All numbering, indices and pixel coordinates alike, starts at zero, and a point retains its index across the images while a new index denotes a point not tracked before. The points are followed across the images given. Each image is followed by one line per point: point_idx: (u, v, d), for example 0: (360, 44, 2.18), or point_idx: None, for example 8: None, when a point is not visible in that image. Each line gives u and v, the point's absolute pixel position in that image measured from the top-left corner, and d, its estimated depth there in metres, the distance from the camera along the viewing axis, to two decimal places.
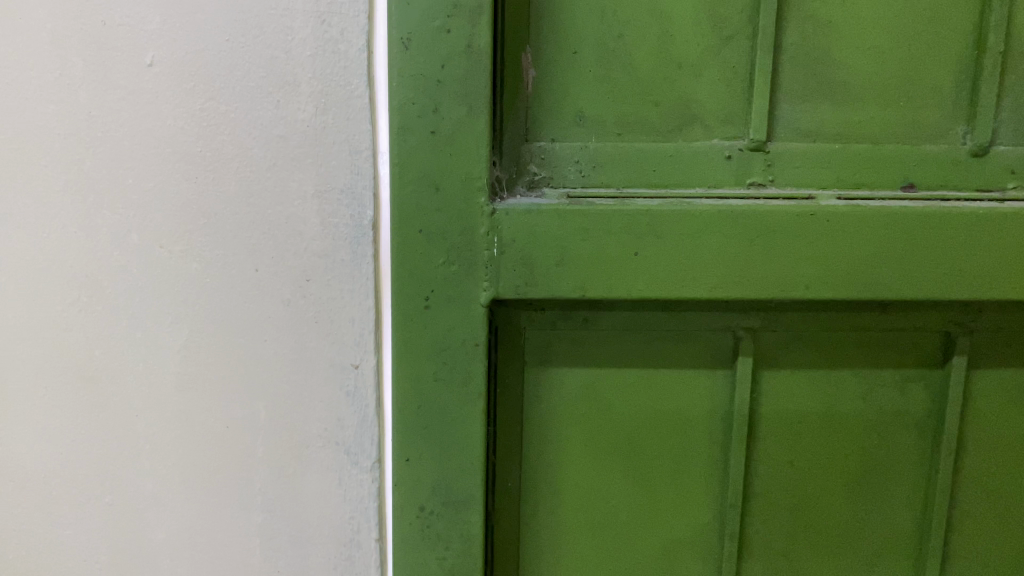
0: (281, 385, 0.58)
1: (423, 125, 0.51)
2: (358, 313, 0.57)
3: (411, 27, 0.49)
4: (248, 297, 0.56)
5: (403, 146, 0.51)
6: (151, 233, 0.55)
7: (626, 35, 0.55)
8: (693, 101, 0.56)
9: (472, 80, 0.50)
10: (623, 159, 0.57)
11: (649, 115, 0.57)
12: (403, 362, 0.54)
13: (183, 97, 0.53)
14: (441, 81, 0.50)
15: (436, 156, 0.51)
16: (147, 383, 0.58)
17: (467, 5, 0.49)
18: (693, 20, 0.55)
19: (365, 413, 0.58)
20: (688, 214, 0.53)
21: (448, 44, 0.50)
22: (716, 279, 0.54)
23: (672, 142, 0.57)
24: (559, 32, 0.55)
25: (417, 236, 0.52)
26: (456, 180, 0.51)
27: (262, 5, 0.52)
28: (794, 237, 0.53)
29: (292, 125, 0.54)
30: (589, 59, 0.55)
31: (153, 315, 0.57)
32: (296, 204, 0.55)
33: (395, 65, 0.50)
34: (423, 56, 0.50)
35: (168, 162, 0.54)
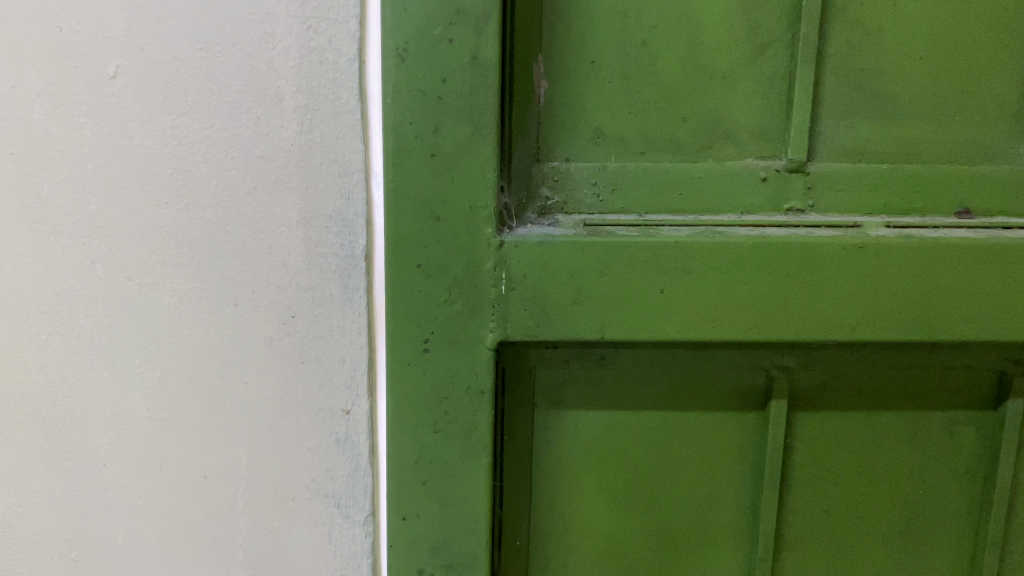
0: (264, 430, 0.52)
1: (421, 147, 0.45)
2: (349, 353, 0.51)
3: (408, 36, 0.43)
4: (227, 334, 0.50)
5: (399, 171, 0.45)
6: (119, 264, 0.49)
7: (650, 42, 0.49)
8: (725, 116, 0.50)
9: (476, 96, 0.44)
10: (646, 182, 0.51)
11: (676, 132, 0.50)
12: (400, 412, 0.48)
13: (152, 112, 0.47)
14: (441, 98, 0.44)
15: (435, 183, 0.45)
16: (117, 429, 0.52)
17: (471, 10, 0.43)
18: (728, 27, 0.49)
19: (357, 462, 0.52)
20: (721, 246, 0.47)
21: (449, 54, 0.44)
22: (751, 319, 0.48)
23: (701, 163, 0.51)
24: (576, 40, 0.49)
25: (415, 272, 0.46)
26: (459, 210, 0.45)
27: (239, 8, 0.46)
28: (840, 271, 0.48)
29: (274, 145, 0.48)
30: (610, 70, 0.49)
31: (122, 354, 0.51)
32: (279, 233, 0.49)
33: (390, 81, 0.44)
34: (422, 70, 0.44)
35: (135, 186, 0.48)
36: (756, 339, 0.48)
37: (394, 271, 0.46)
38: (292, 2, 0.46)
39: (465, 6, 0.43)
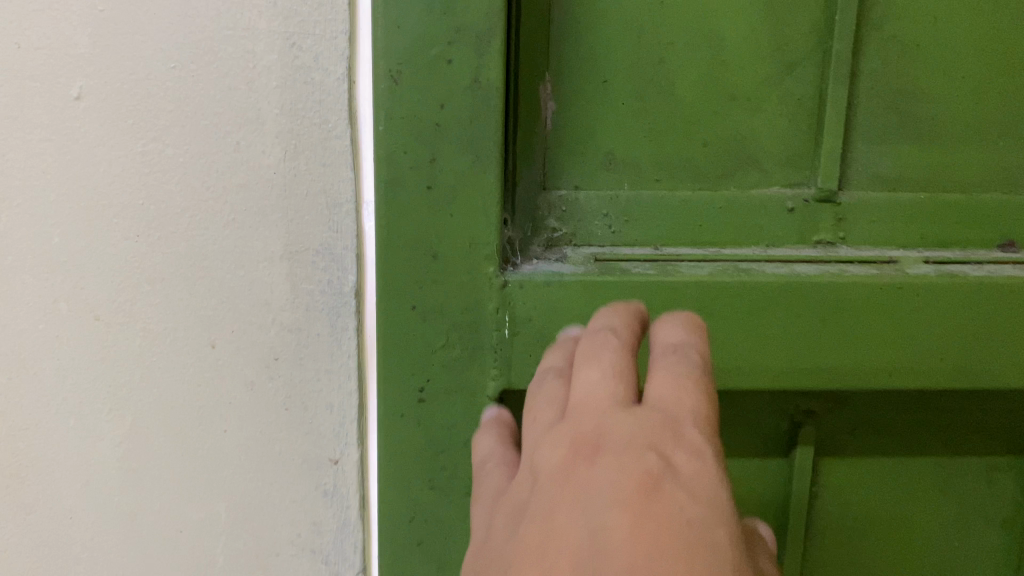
0: (245, 483, 0.48)
1: (417, 178, 0.40)
2: (338, 398, 0.47)
3: (402, 55, 0.39)
4: (205, 378, 0.46)
5: (393, 204, 0.40)
6: (85, 302, 0.45)
7: (668, 60, 0.45)
8: (749, 141, 0.46)
9: (478, 122, 0.40)
10: (663, 212, 0.46)
11: (695, 158, 0.46)
12: (392, 468, 0.43)
13: (120, 137, 0.43)
14: (439, 124, 0.40)
15: (432, 217, 0.41)
16: (84, 481, 0.47)
17: (473, 27, 0.39)
18: (753, 44, 0.45)
19: (346, 516, 0.48)
20: (747, 286, 0.42)
21: (448, 77, 0.39)
22: (779, 366, 0.44)
23: (723, 191, 0.46)
24: (587, 59, 0.44)
25: (411, 315, 0.42)
26: (458, 247, 0.41)
27: (217, 23, 0.42)
28: (877, 314, 0.43)
29: (255, 173, 0.44)
30: (624, 91, 0.45)
31: (89, 400, 0.46)
32: (261, 268, 0.45)
33: (382, 104, 0.39)
34: (418, 93, 0.39)
35: (102, 218, 0.44)
36: (780, 387, 0.44)
37: (387, 313, 0.42)
38: (275, 17, 0.42)
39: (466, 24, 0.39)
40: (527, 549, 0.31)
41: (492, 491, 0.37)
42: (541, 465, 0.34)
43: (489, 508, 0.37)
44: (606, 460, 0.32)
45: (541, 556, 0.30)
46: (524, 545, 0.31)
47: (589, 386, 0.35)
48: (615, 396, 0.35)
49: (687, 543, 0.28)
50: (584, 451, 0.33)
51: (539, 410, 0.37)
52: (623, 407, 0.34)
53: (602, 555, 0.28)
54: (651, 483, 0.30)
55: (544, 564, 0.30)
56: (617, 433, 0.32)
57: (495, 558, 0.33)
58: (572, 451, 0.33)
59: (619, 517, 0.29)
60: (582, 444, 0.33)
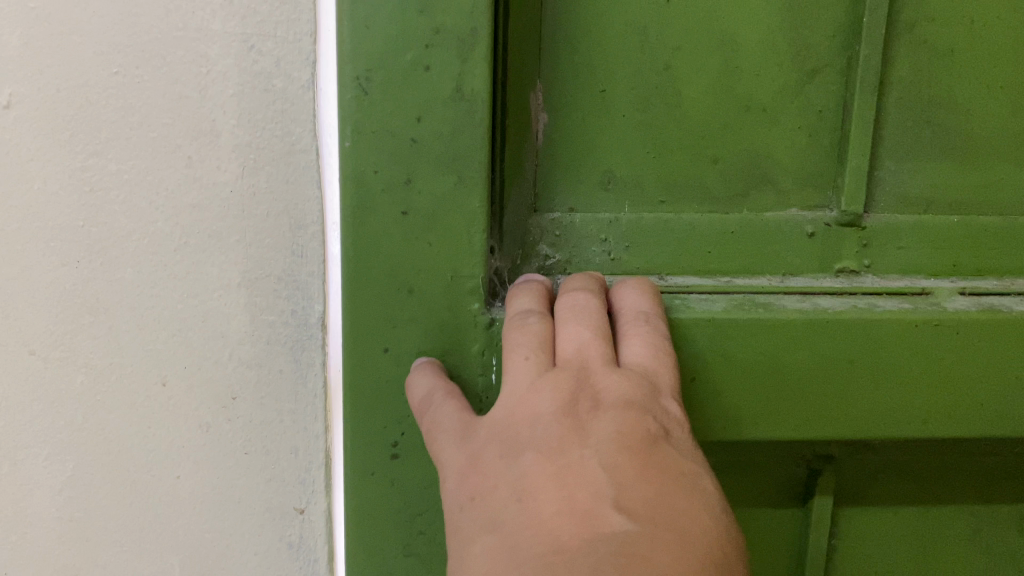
0: (201, 535, 0.43)
1: (391, 202, 0.35)
2: (303, 442, 0.42)
3: (372, 61, 0.34)
4: (155, 419, 0.41)
5: (363, 231, 0.35)
6: (19, 335, 0.40)
7: (674, 67, 0.40)
8: (766, 159, 0.41)
9: (460, 136, 0.35)
10: (669, 237, 0.41)
11: (705, 178, 0.41)
12: (366, 526, 0.39)
13: (56, 150, 0.38)
14: (415, 140, 0.35)
15: (407, 246, 0.36)
16: (20, 535, 0.42)
17: (454, 30, 0.34)
18: (772, 49, 0.40)
19: (313, 569, 0.44)
20: (766, 325, 0.38)
21: (426, 86, 0.35)
22: (800, 414, 0.39)
23: (734, 213, 0.42)
24: (586, 65, 0.39)
25: (383, 358, 0.37)
26: (437, 279, 0.36)
27: (165, 22, 0.37)
28: (910, 354, 0.39)
29: (209, 192, 0.39)
30: (626, 102, 0.40)
31: (24, 445, 0.41)
32: (216, 298, 0.40)
33: (352, 118, 0.34)
34: (391, 105, 0.35)
35: (37, 241, 0.39)
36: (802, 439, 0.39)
37: (357, 356, 0.37)
38: (230, 17, 0.37)
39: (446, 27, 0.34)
40: (539, 478, 0.29)
41: (458, 425, 0.33)
42: (529, 398, 0.32)
43: (461, 447, 0.33)
44: (605, 405, 0.32)
45: (556, 489, 0.29)
46: (531, 477, 0.30)
47: (574, 345, 0.34)
48: (600, 359, 0.34)
49: (693, 492, 0.29)
50: (583, 396, 0.32)
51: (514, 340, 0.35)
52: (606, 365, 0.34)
53: (621, 494, 0.28)
54: (652, 435, 0.31)
55: (564, 494, 0.29)
56: (609, 386, 0.32)
57: (488, 488, 0.30)
58: (570, 394, 0.32)
59: (630, 458, 0.30)
60: (579, 394, 0.32)
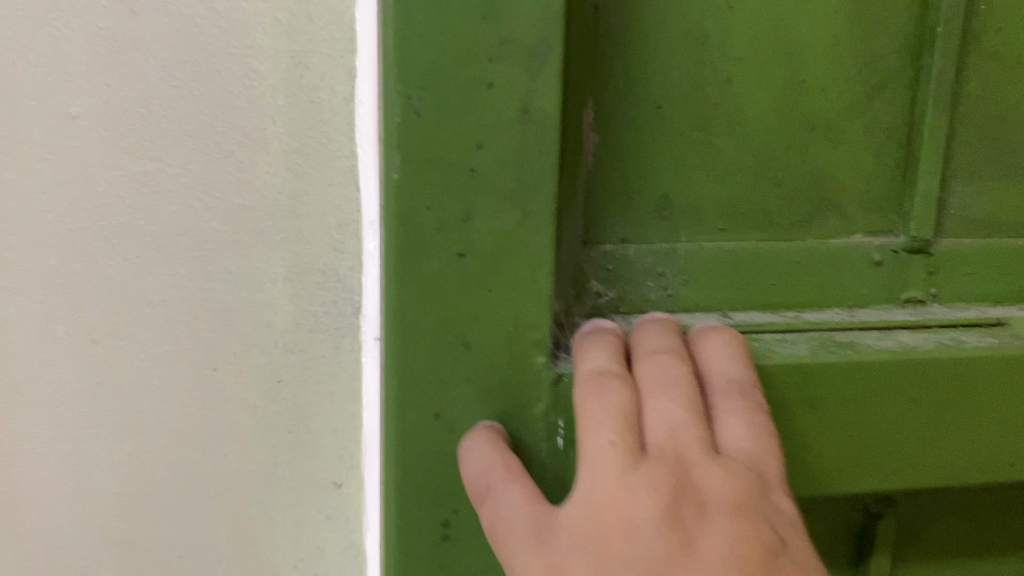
0: (246, 509, 0.47)
1: (447, 243, 0.39)
2: (342, 422, 0.46)
3: (425, 81, 0.37)
4: (206, 402, 0.45)
5: (417, 271, 0.39)
6: (82, 325, 0.44)
7: (736, 80, 0.45)
8: (830, 176, 0.47)
9: (522, 162, 0.38)
10: (724, 271, 0.47)
11: (768, 200, 0.47)
12: (416, 521, 0.41)
13: (119, 156, 0.42)
14: (474, 169, 0.38)
15: (460, 286, 0.39)
16: (81, 507, 0.46)
17: (519, 40, 0.37)
18: (832, 65, 0.46)
19: (351, 538, 0.48)
20: (857, 366, 0.43)
21: (483, 105, 0.37)
22: (881, 454, 0.44)
23: (805, 239, 0.48)
24: (639, 83, 0.43)
25: (433, 423, 0.40)
26: (487, 326, 0.40)
27: (219, 41, 0.41)
28: (990, 389, 0.45)
29: (257, 193, 0.43)
30: (680, 119, 0.44)
31: (85, 426, 0.45)
32: (264, 290, 0.44)
33: (408, 136, 0.37)
34: (449, 133, 0.37)
35: (100, 239, 0.43)
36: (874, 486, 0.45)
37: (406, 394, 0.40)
38: (280, 35, 0.41)
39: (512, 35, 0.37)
40: None
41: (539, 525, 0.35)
42: (625, 501, 0.33)
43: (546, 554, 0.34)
44: (711, 512, 0.34)
45: None
46: None
47: (663, 436, 0.36)
48: (696, 452, 0.36)
49: None
50: (685, 503, 0.34)
51: (597, 424, 0.36)
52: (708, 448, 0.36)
53: None
54: (762, 548, 0.33)
55: None
56: (709, 487, 0.34)
57: None
58: (672, 501, 0.33)
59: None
60: (681, 501, 0.34)
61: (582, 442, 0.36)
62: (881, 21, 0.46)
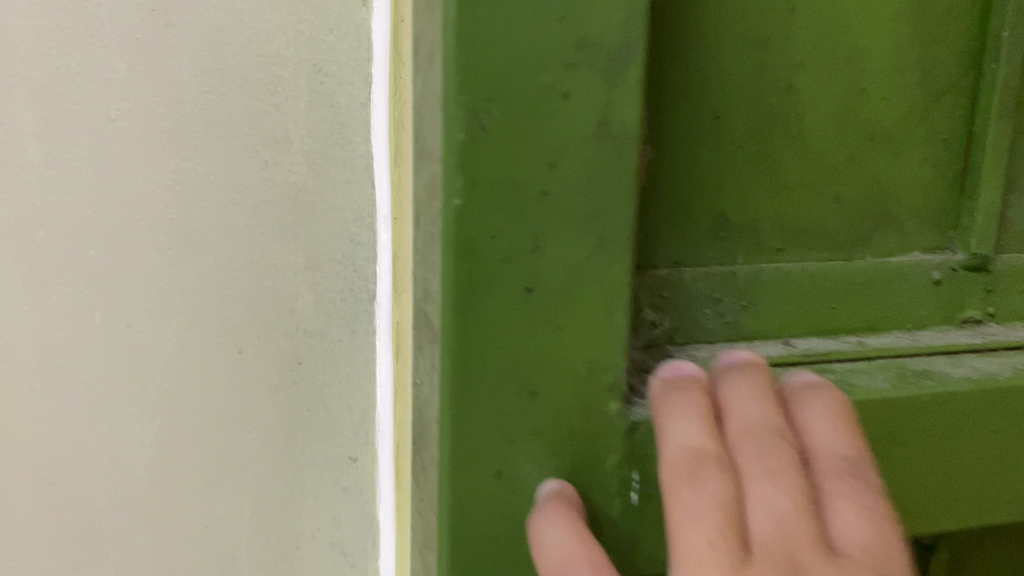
0: (269, 483, 0.50)
1: (516, 278, 0.41)
2: (357, 400, 0.50)
3: (496, 90, 0.38)
4: (233, 383, 0.49)
5: (478, 307, 0.40)
6: (117, 312, 0.47)
7: (796, 88, 0.49)
8: (889, 189, 0.53)
9: (596, 182, 0.41)
10: (779, 292, 0.51)
11: (824, 212, 0.52)
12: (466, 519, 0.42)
13: (153, 155, 0.45)
14: (548, 192, 0.40)
15: (530, 323, 0.41)
16: (115, 481, 0.50)
17: (595, 46, 0.39)
18: (891, 78, 0.51)
19: (366, 510, 0.52)
20: (947, 397, 0.49)
21: (550, 128, 0.39)
22: (952, 466, 0.50)
23: (863, 258, 0.53)
24: (707, 97, 0.47)
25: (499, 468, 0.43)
26: (547, 368, 0.42)
27: (246, 50, 0.45)
28: None
29: (281, 190, 0.47)
30: (737, 131, 0.49)
31: (120, 405, 0.49)
32: (287, 279, 0.48)
33: (473, 154, 0.39)
34: (526, 155, 0.39)
35: (135, 232, 0.46)
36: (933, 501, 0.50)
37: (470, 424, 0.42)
38: (303, 45, 0.45)
39: (590, 45, 0.39)
40: None
41: None
42: None
43: None
44: None
45: None
46: None
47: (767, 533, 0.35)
48: (810, 552, 0.34)
49: None
50: None
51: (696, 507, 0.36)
52: (823, 540, 0.35)
53: None
54: None
55: None
56: None
57: None
58: None
59: None
60: None
61: (675, 523, 0.36)
62: (939, 41, 0.52)
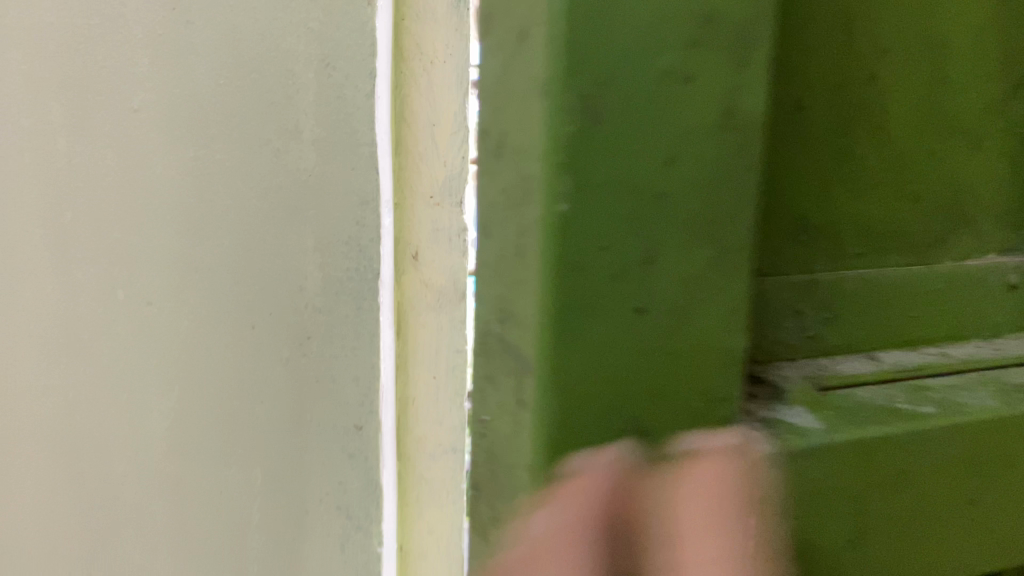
0: (279, 451, 0.54)
1: (624, 297, 0.27)
2: (363, 372, 0.53)
3: (605, 75, 0.25)
4: (246, 357, 0.52)
5: (590, 335, 0.26)
6: (140, 288, 0.52)
7: (880, 77, 0.35)
8: (970, 188, 0.39)
9: (716, 183, 0.27)
10: (866, 307, 0.37)
11: (913, 220, 0.38)
12: None
13: (173, 143, 0.49)
14: (664, 194, 0.27)
15: (619, 377, 0.27)
16: (137, 443, 0.55)
17: (729, 19, 0.26)
18: (976, 40, 0.38)
19: (370, 476, 0.54)
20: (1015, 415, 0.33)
21: (682, 109, 0.26)
22: None
23: (941, 261, 0.39)
24: (853, 53, 0.34)
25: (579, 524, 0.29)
26: (668, 408, 0.28)
27: (259, 45, 0.48)
28: None
29: (291, 175, 0.50)
30: (873, 107, 0.35)
31: (142, 374, 0.53)
32: (297, 259, 0.51)
33: (584, 150, 0.25)
34: (632, 149, 0.26)
35: (156, 215, 0.50)
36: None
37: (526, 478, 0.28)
38: (312, 41, 0.48)
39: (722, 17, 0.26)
40: None
41: None
42: None
43: None
44: None
45: None
46: None
47: None
48: None
49: None
50: None
51: None
52: None
53: None
54: None
55: None
56: None
57: None
58: None
59: None
60: None
61: None
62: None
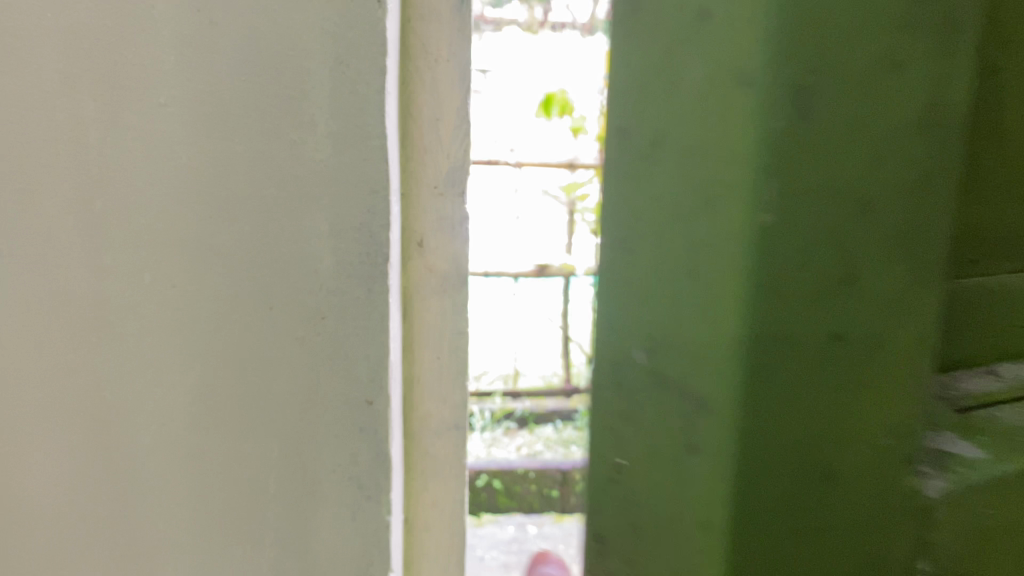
0: (294, 425, 0.57)
1: (827, 273, 0.33)
2: (373, 350, 0.57)
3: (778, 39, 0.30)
4: (263, 335, 0.56)
5: (768, 300, 0.33)
6: (163, 272, 0.54)
7: (957, 56, 0.33)
8: None
9: (875, 163, 0.33)
10: None
11: None
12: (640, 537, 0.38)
13: (196, 136, 0.53)
14: (874, 199, 0.33)
15: (778, 284, 0.33)
16: (157, 423, 0.57)
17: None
18: None
19: (379, 446, 0.59)
20: None
21: (859, 102, 0.32)
22: None
23: None
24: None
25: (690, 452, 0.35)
26: (806, 311, 0.33)
27: (279, 44, 0.52)
28: None
29: (307, 165, 0.54)
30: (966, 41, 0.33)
31: (164, 355, 0.56)
32: (312, 244, 0.55)
33: (778, 152, 0.32)
34: (714, 201, 0.33)
35: (180, 204, 0.53)
36: None
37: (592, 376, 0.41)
38: (328, 41, 0.52)
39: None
40: None
41: None
42: None
43: None
44: None
45: None
46: None
47: None
48: None
49: None
50: None
51: None
52: None
53: None
54: None
55: None
56: None
57: None
58: None
59: None
60: None
61: None
62: None
